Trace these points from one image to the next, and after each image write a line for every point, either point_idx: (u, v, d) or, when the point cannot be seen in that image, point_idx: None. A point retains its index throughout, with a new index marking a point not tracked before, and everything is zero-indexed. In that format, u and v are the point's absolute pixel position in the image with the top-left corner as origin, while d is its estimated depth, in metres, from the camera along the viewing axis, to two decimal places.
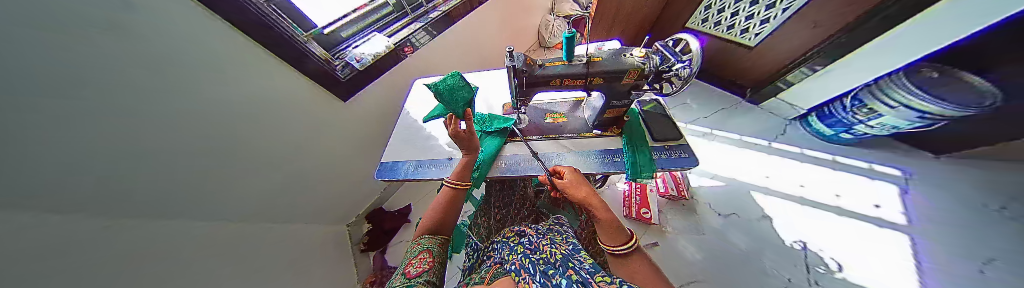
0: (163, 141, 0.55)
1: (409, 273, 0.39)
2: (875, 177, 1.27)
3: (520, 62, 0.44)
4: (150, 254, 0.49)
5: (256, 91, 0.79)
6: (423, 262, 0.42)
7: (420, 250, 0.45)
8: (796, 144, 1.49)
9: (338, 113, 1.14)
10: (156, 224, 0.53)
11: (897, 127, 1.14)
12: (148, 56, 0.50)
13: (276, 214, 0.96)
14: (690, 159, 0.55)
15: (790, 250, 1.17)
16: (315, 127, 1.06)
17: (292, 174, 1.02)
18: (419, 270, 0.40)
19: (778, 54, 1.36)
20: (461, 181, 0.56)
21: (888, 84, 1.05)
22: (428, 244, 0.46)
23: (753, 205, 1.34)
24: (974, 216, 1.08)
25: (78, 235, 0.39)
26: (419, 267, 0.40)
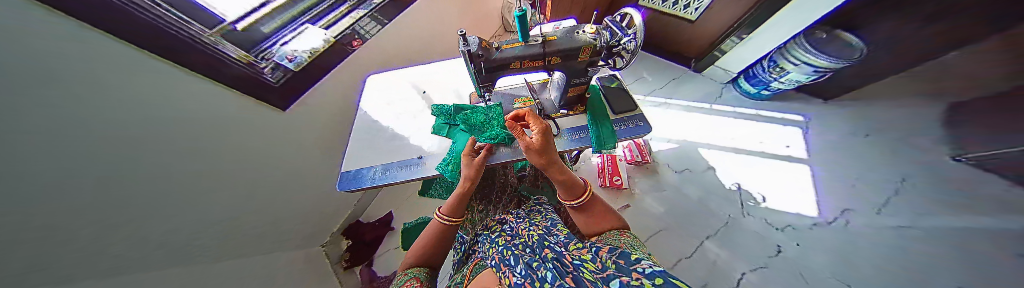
0: (91, 184, 0.46)
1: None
2: (785, 124, 1.57)
3: (476, 46, 0.42)
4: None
5: (197, 111, 0.68)
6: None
7: (409, 277, 0.47)
8: (730, 104, 1.74)
9: (293, 124, 1.02)
10: (114, 264, 0.48)
11: (799, 81, 1.39)
12: (77, 83, 0.43)
13: (242, 246, 0.85)
14: (644, 127, 0.61)
15: (728, 192, 1.42)
16: (272, 144, 0.94)
17: (257, 198, 0.91)
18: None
19: (714, 25, 1.55)
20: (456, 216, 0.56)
21: (793, 46, 1.28)
22: (416, 273, 0.49)
23: (701, 160, 1.56)
24: (856, 146, 1.37)
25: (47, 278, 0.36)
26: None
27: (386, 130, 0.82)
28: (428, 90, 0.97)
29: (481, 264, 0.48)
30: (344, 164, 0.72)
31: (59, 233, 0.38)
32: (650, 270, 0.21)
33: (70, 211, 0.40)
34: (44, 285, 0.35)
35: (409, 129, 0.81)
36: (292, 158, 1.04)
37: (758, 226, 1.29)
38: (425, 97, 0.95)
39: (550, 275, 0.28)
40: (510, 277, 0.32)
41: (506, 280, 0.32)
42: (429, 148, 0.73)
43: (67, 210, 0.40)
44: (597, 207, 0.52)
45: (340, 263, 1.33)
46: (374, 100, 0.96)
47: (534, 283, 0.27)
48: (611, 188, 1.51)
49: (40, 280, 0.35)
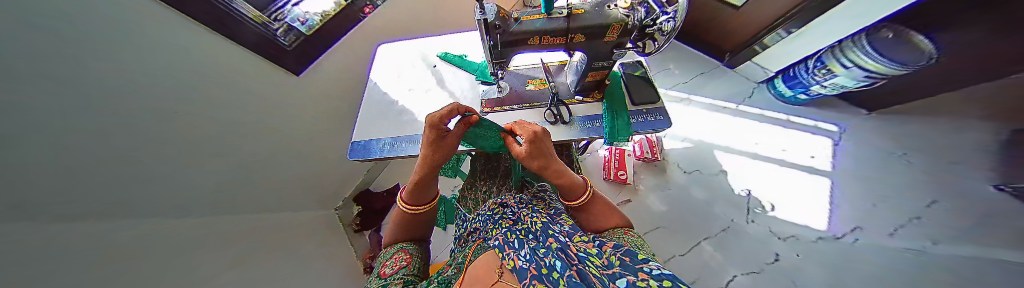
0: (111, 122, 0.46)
1: (383, 273, 0.42)
2: (817, 132, 1.44)
3: (493, 14, 0.38)
4: (152, 236, 0.50)
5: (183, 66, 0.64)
6: (399, 260, 0.46)
7: (396, 250, 0.50)
8: (758, 106, 1.61)
9: None
10: (143, 211, 0.52)
11: (845, 87, 1.24)
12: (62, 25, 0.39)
13: (253, 203, 0.90)
14: (664, 121, 0.57)
15: (736, 197, 1.38)
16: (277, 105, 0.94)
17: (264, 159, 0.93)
18: (396, 268, 0.43)
19: (759, 15, 1.39)
20: (416, 205, 0.53)
21: (849, 44, 1.11)
22: (404, 245, 0.52)
23: (713, 161, 1.51)
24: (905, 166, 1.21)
25: (84, 220, 0.40)
26: (394, 266, 0.44)
27: (395, 103, 0.81)
28: (438, 65, 0.93)
29: (482, 244, 0.49)
30: (355, 134, 0.73)
31: (88, 181, 0.41)
32: (658, 270, 0.19)
33: (98, 161, 0.43)
34: (81, 227, 0.39)
35: (420, 104, 0.80)
36: (290, 125, 1.06)
37: (760, 233, 1.27)
38: (435, 71, 0.92)
39: (558, 264, 0.27)
40: (514, 259, 0.33)
41: (511, 262, 0.33)
42: None
43: (95, 159, 0.43)
44: (599, 205, 0.53)
45: (350, 226, 1.44)
46: (384, 71, 0.94)
47: (540, 269, 0.27)
48: (614, 182, 1.51)
49: (76, 221, 0.39)
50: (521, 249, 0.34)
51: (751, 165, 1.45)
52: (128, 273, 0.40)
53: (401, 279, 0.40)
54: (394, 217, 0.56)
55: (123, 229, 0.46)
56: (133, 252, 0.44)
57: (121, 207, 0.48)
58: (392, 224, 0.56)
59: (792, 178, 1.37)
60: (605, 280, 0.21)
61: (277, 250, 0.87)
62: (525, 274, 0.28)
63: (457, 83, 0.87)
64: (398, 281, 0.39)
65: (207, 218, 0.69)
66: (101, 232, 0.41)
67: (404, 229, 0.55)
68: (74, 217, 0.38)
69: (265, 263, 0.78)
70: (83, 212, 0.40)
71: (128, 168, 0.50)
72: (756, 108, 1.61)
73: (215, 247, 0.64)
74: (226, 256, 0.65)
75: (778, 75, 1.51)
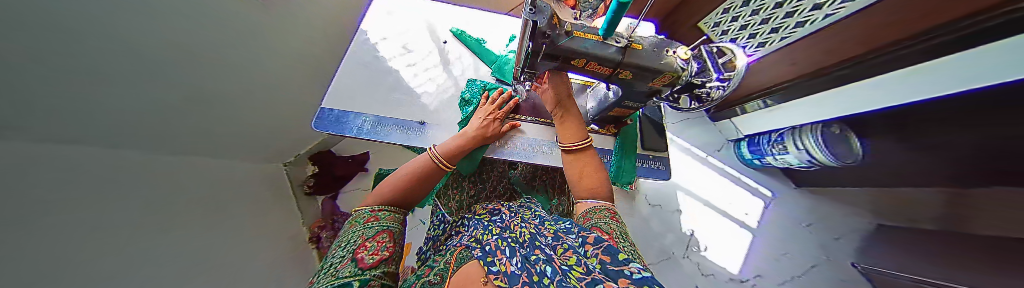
0: (39, 24, 0.34)
1: (362, 263, 0.31)
2: (754, 193, 1.67)
3: (545, 20, 0.31)
4: (45, 175, 0.38)
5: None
6: (381, 248, 0.36)
7: (377, 229, 0.39)
8: (723, 161, 1.81)
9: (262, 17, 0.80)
10: (28, 137, 0.39)
11: (791, 163, 1.42)
12: None
13: (180, 143, 0.73)
14: (664, 173, 0.59)
15: (683, 234, 1.58)
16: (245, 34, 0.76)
17: (210, 95, 0.75)
18: (377, 259, 0.34)
19: (753, 81, 1.49)
20: (449, 164, 0.53)
21: (807, 129, 1.23)
22: (386, 224, 0.42)
23: (674, 200, 1.68)
24: (810, 237, 1.48)
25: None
26: (375, 254, 0.34)
27: (390, 73, 0.70)
28: (450, 42, 0.82)
29: (464, 251, 0.43)
30: (325, 98, 0.60)
31: None
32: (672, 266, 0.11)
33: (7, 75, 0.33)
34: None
35: (422, 84, 0.71)
36: (263, 65, 0.89)
37: (691, 268, 1.49)
38: (443, 50, 0.80)
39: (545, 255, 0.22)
40: (502, 264, 0.24)
41: (498, 267, 0.24)
42: (435, 117, 0.64)
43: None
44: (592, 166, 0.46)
45: (301, 187, 1.28)
46: (381, 28, 0.78)
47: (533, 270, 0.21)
48: None
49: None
50: (513, 254, 0.29)
51: (703, 210, 1.65)
52: (25, 224, 0.31)
53: (380, 280, 0.31)
54: (416, 160, 0.52)
55: (18, 165, 0.35)
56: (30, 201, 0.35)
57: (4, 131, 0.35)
58: (401, 170, 0.51)
59: (729, 229, 1.59)
60: (600, 253, 0.16)
61: (214, 206, 0.74)
62: (511, 276, 0.20)
63: (467, 71, 0.78)
64: (376, 283, 0.29)
65: (112, 157, 0.53)
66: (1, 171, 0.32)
67: (412, 188, 0.49)
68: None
69: (198, 219, 0.66)
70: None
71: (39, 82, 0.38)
72: (721, 162, 1.80)
73: (129, 196, 0.51)
74: (148, 208, 0.54)
75: (745, 139, 1.69)
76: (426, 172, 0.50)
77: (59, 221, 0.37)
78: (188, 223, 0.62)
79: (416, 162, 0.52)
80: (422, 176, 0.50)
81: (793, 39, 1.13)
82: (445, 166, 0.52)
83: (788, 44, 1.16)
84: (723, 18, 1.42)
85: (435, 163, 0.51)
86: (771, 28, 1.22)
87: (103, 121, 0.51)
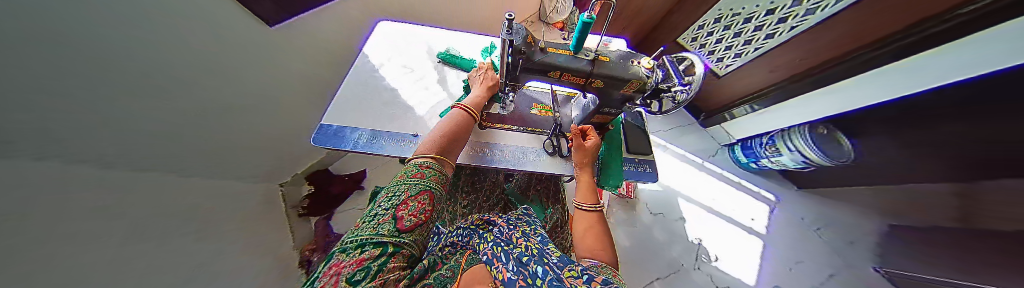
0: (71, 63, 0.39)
1: (400, 224, 0.31)
2: (758, 197, 1.66)
3: (521, 39, 0.37)
4: (83, 196, 0.42)
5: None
6: (420, 210, 0.34)
7: (419, 188, 0.37)
8: (720, 165, 1.81)
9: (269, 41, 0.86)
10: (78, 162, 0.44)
11: (786, 166, 1.43)
12: None
13: (202, 166, 0.78)
14: (652, 175, 0.60)
15: (690, 244, 1.51)
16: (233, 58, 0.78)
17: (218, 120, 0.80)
18: (414, 223, 0.32)
19: (737, 88, 1.54)
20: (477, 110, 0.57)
21: (796, 132, 1.28)
22: (429, 183, 0.39)
23: (676, 208, 1.64)
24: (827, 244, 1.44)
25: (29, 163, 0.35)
26: (410, 214, 0.32)
27: (386, 90, 0.73)
28: (443, 61, 0.89)
29: (470, 255, 0.47)
30: (325, 116, 0.63)
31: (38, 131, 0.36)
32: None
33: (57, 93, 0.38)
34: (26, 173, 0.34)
35: (415, 100, 0.74)
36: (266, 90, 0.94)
37: (702, 280, 1.40)
38: (438, 68, 0.87)
39: (541, 271, 0.28)
40: (502, 273, 0.32)
41: (498, 275, 0.31)
42: (429, 128, 0.67)
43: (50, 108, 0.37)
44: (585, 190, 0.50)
45: (294, 209, 1.24)
46: (380, 51, 0.85)
47: (527, 280, 0.27)
48: None
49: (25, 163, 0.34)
50: (509, 261, 0.33)
51: (707, 218, 1.60)
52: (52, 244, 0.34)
53: (412, 247, 0.30)
54: (445, 120, 0.51)
55: (60, 185, 0.39)
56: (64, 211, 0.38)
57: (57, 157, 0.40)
58: (435, 131, 0.48)
59: (739, 238, 1.52)
60: None
61: (216, 225, 0.75)
62: (513, 285, 0.27)
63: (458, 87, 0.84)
64: (405, 252, 0.28)
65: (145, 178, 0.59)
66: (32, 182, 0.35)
67: (451, 140, 0.48)
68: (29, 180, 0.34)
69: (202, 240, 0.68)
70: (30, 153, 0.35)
71: (86, 113, 0.43)
72: (718, 167, 1.81)
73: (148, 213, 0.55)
74: (164, 225, 0.57)
75: (738, 143, 1.70)
76: (460, 125, 0.50)
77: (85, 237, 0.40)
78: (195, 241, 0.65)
79: (447, 121, 0.50)
80: (459, 127, 0.50)
81: (768, 48, 1.23)
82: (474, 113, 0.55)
83: (763, 53, 1.26)
84: (698, 33, 1.48)
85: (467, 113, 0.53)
86: (743, 40, 1.32)
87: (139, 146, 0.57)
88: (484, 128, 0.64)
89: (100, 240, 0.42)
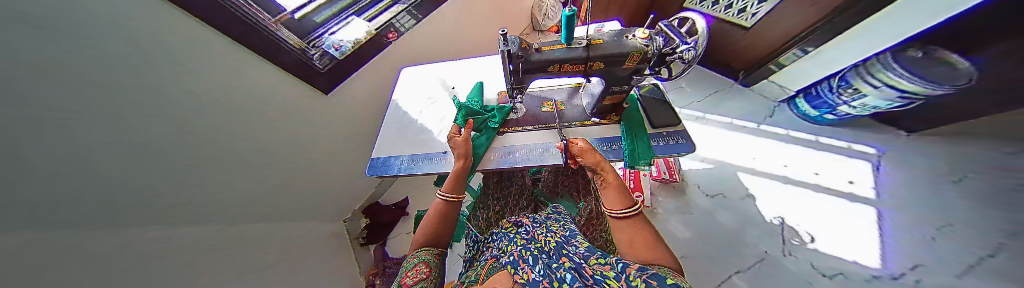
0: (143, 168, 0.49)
1: (405, 284, 0.42)
2: (851, 155, 1.34)
3: (516, 46, 0.42)
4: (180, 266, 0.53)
5: (228, 100, 0.70)
6: (420, 272, 0.44)
7: (417, 261, 0.47)
8: (781, 126, 1.53)
9: (322, 107, 1.06)
10: (179, 237, 0.56)
11: (877, 107, 1.17)
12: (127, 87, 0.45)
13: (275, 217, 0.95)
14: (686, 145, 0.55)
15: (769, 225, 1.24)
16: (293, 127, 0.97)
17: (283, 179, 0.97)
18: (416, 280, 0.42)
19: (775, 34, 1.33)
20: (455, 193, 0.57)
21: (875, 64, 1.07)
22: (425, 257, 0.48)
23: (738, 185, 1.39)
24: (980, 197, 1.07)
25: (131, 252, 0.45)
26: (415, 277, 0.43)
27: (415, 121, 0.85)
28: (457, 86, 0.95)
29: (494, 263, 0.48)
30: (375, 150, 0.77)
31: (124, 229, 0.45)
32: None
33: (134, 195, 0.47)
34: (126, 262, 0.43)
35: (438, 125, 0.83)
36: (322, 146, 1.15)
37: (801, 268, 1.09)
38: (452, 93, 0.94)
39: (568, 277, 0.32)
40: (528, 274, 0.35)
41: (525, 277, 0.35)
42: None
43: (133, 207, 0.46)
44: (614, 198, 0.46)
45: (357, 239, 1.43)
46: (405, 90, 0.99)
47: (551, 282, 0.32)
48: None
49: (123, 256, 0.43)
50: (535, 264, 0.37)
51: (781, 190, 1.32)
52: None
53: None
54: (430, 209, 0.57)
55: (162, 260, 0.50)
56: (164, 283, 0.47)
57: (155, 240, 0.50)
58: (423, 220, 0.56)
59: (837, 210, 1.20)
60: None
61: (289, 268, 0.89)
62: (538, 286, 0.31)
63: None
64: None
65: (236, 236, 0.74)
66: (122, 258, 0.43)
67: (435, 226, 0.54)
68: (124, 269, 0.42)
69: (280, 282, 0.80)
70: (125, 242, 0.44)
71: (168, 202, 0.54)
72: (779, 127, 1.53)
73: (233, 271, 0.66)
74: (243, 279, 0.68)
75: (799, 95, 1.46)
76: (441, 211, 0.55)
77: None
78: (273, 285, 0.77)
79: (432, 207, 0.57)
80: (440, 214, 0.55)
81: None
82: (451, 198, 0.56)
83: None
84: None
85: (445, 199, 0.56)
86: None
87: (228, 213, 0.73)
88: (501, 134, 0.69)
89: None
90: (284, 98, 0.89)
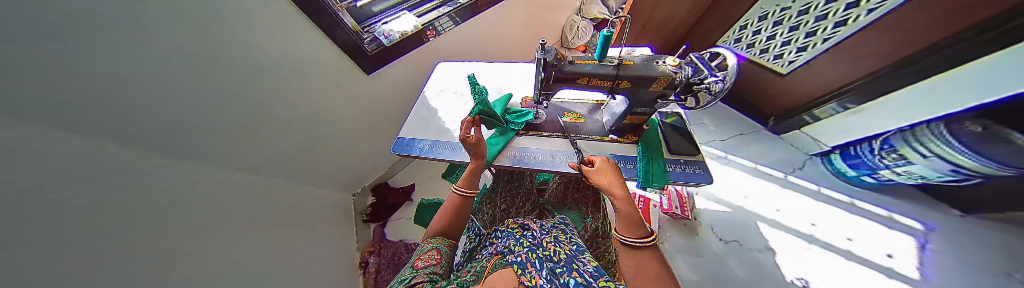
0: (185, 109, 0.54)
1: (417, 266, 0.44)
2: (895, 227, 1.20)
3: (553, 55, 0.46)
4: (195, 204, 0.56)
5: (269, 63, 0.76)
6: (431, 257, 0.47)
7: (429, 247, 0.50)
8: (814, 181, 1.43)
9: (360, 87, 1.16)
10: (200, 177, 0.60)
11: (925, 177, 1.08)
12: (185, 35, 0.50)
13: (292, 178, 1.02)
14: (704, 176, 0.55)
15: (789, 285, 1.12)
16: (328, 99, 1.06)
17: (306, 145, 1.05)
18: (428, 264, 0.45)
19: (810, 83, 1.29)
20: (468, 188, 0.59)
21: (924, 133, 0.97)
22: (438, 244, 0.51)
23: (757, 234, 1.29)
24: None
25: (155, 181, 0.48)
26: (427, 261, 0.45)
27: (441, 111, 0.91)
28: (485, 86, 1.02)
29: (499, 258, 0.49)
30: (401, 130, 0.83)
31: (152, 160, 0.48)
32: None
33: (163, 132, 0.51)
34: (148, 190, 0.46)
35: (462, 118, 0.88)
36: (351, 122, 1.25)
37: None
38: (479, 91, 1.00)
39: (573, 283, 0.35)
40: (535, 278, 0.37)
41: (531, 281, 0.36)
42: None
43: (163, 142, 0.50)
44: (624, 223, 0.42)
45: (360, 215, 1.50)
46: (436, 83, 1.06)
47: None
48: None
49: (148, 185, 0.46)
50: (541, 268, 0.38)
51: (806, 248, 1.21)
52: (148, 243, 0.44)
53: (432, 276, 0.42)
54: (446, 201, 0.60)
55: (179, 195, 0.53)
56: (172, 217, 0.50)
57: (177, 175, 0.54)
58: (438, 210, 0.59)
59: (876, 287, 1.07)
60: None
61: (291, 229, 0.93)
62: None
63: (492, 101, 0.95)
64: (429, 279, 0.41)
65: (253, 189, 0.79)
66: (153, 189, 0.47)
67: (449, 216, 0.57)
68: (143, 197, 0.45)
69: (281, 239, 0.84)
70: (152, 171, 0.48)
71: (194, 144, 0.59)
72: (811, 182, 1.43)
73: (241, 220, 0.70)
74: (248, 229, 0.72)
75: (834, 151, 1.37)
76: (456, 206, 0.58)
77: (183, 235, 0.51)
78: (274, 241, 0.80)
79: (449, 200, 0.61)
80: (455, 210, 0.58)
81: (841, 37, 1.05)
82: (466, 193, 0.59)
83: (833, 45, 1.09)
84: (743, 33, 1.46)
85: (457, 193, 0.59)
86: (803, 33, 1.17)
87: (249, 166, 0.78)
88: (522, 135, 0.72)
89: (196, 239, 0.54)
90: (325, 71, 0.97)
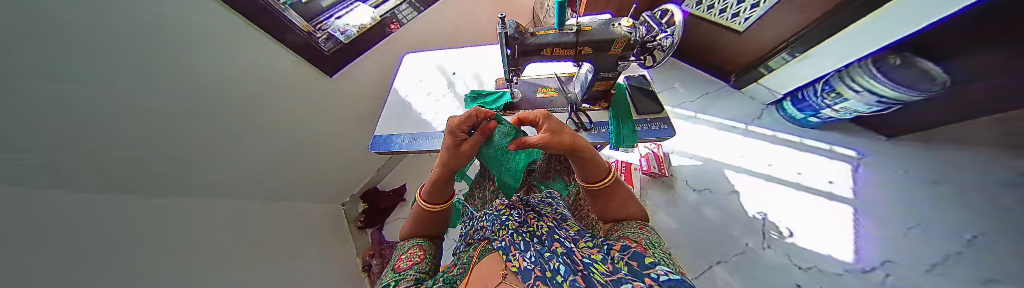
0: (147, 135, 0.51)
1: (398, 268, 0.44)
2: (834, 157, 1.40)
3: (512, 29, 0.46)
4: (182, 230, 0.55)
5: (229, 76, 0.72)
6: (414, 255, 0.48)
7: (411, 245, 0.52)
8: (770, 128, 1.59)
9: (328, 92, 1.10)
10: (179, 205, 0.58)
11: (858, 111, 1.23)
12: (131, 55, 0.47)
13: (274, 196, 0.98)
14: (667, 130, 0.60)
15: (751, 220, 1.29)
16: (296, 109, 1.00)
17: (283, 159, 1.00)
18: (410, 264, 0.45)
19: (763, 38, 1.38)
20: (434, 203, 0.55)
21: (856, 70, 1.11)
22: (418, 241, 0.53)
23: (724, 181, 1.44)
24: (938, 198, 1.17)
25: (135, 211, 0.47)
26: (409, 260, 0.46)
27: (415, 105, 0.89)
28: (458, 73, 0.99)
29: (487, 244, 0.48)
30: (377, 129, 0.82)
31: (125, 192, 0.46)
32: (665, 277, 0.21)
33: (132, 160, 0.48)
34: (131, 220, 0.45)
35: (437, 108, 0.87)
36: (326, 130, 1.19)
37: (777, 261, 1.16)
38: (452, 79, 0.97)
39: (563, 268, 0.28)
40: (519, 261, 0.33)
41: (516, 264, 0.33)
42: None
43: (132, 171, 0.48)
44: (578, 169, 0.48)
45: (354, 223, 1.47)
46: (407, 77, 1.02)
47: (544, 272, 0.29)
48: None
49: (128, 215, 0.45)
50: (526, 251, 0.35)
51: (764, 186, 1.38)
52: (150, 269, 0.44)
53: (415, 275, 0.42)
54: (412, 211, 0.58)
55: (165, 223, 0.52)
56: (165, 244, 0.49)
57: (157, 204, 0.52)
58: (407, 217, 0.58)
59: (818, 209, 1.26)
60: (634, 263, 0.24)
61: (286, 245, 0.92)
62: (529, 275, 0.29)
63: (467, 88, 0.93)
64: (412, 276, 0.41)
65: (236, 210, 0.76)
66: (135, 217, 0.46)
67: (420, 220, 0.56)
68: (129, 226, 0.44)
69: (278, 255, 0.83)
70: (129, 202, 0.46)
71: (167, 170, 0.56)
72: (767, 129, 1.59)
73: (233, 241, 0.69)
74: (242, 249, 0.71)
75: (786, 98, 1.51)
76: (420, 218, 0.56)
77: (184, 259, 0.52)
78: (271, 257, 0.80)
79: (414, 210, 0.57)
80: (424, 221, 0.56)
81: None
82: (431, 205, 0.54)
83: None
84: None
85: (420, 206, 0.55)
86: None
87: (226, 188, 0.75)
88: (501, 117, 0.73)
89: (195, 262, 0.54)
90: (288, 79, 0.91)
